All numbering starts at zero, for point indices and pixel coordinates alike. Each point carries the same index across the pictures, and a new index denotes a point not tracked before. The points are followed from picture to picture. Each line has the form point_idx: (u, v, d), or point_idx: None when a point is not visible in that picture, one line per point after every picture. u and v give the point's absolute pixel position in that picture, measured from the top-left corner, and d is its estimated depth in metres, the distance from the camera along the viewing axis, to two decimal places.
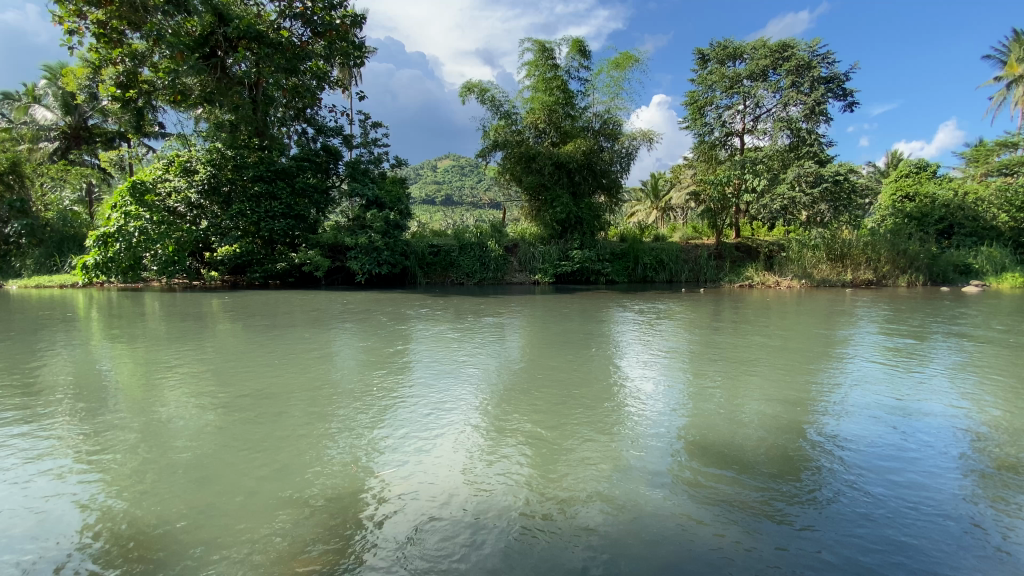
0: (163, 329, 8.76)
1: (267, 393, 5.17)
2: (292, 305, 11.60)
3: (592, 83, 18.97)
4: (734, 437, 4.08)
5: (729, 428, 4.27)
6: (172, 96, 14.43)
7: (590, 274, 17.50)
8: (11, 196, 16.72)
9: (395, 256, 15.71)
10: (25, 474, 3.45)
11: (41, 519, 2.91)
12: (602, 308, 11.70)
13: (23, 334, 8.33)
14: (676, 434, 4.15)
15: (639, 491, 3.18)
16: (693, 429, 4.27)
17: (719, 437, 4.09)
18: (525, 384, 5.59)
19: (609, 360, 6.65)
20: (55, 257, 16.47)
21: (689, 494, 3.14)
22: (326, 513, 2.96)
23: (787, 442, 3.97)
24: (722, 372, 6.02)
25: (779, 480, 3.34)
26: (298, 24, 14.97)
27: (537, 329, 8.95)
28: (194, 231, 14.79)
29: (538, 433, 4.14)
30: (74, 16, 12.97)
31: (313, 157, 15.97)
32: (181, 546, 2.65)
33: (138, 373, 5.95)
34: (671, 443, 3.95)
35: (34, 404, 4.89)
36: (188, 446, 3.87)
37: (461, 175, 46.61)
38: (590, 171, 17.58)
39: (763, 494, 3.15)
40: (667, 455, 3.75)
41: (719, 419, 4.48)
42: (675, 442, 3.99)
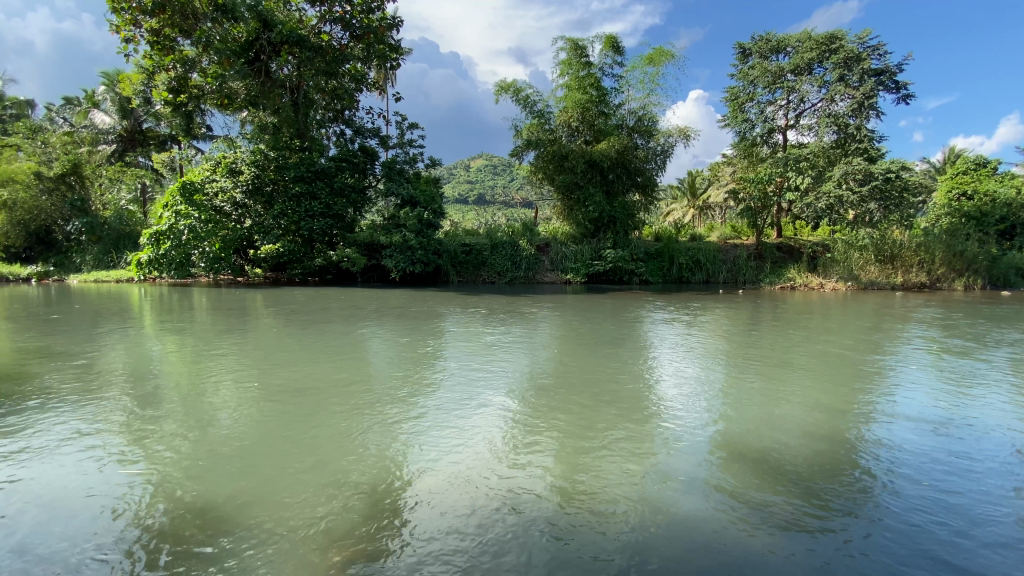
0: (207, 323, 9.14)
1: (307, 387, 5.32)
2: (331, 302, 11.91)
3: (627, 80, 18.67)
4: (772, 443, 3.95)
5: (767, 435, 4.11)
6: (220, 101, 15.02)
7: (623, 274, 17.26)
8: (74, 195, 17.95)
9: (427, 255, 15.87)
10: (85, 455, 3.67)
11: (100, 497, 3.10)
12: (633, 309, 11.54)
13: (83, 325, 8.89)
14: (711, 439, 4.06)
15: (671, 494, 3.14)
16: (732, 434, 4.15)
17: (758, 443, 3.98)
18: (557, 385, 5.51)
19: (644, 363, 6.49)
20: (112, 253, 17.46)
21: (727, 499, 3.07)
22: (362, 504, 3.03)
23: (826, 449, 3.84)
24: (760, 377, 5.85)
25: (819, 488, 3.22)
26: (337, 28, 15.39)
27: (569, 329, 8.90)
28: (238, 229, 15.44)
29: (569, 434, 4.11)
30: (130, 25, 13.67)
31: (351, 158, 16.29)
32: (227, 528, 2.77)
33: (181, 365, 6.23)
34: (705, 448, 3.86)
35: (96, 391, 5.22)
36: (232, 434, 4.04)
37: (494, 175, 46.78)
38: (625, 169, 17.33)
39: (803, 501, 3.04)
40: (705, 459, 3.67)
41: (758, 425, 4.34)
42: (709, 446, 3.90)
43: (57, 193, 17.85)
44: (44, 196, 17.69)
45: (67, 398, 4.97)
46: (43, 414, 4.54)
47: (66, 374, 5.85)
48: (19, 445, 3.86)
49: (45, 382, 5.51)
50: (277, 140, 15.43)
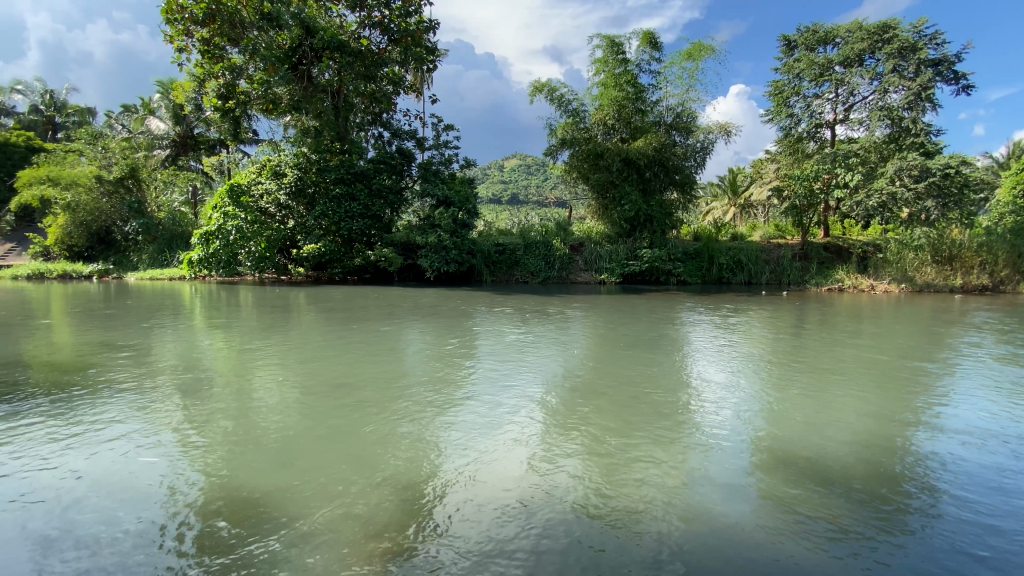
0: (252, 319, 9.53)
1: (345, 383, 5.46)
2: (368, 300, 12.19)
3: (665, 76, 18.28)
4: (818, 451, 3.79)
5: (813, 442, 3.94)
6: (265, 106, 15.56)
7: (660, 274, 16.89)
8: (132, 197, 19.06)
9: (462, 255, 15.99)
10: (141, 444, 3.88)
11: (155, 483, 3.26)
12: (671, 310, 11.30)
13: (138, 320, 9.43)
14: (752, 444, 3.93)
15: (710, 500, 3.06)
16: (777, 441, 3.98)
17: (803, 450, 3.82)
18: (592, 388, 5.40)
19: (682, 367, 6.32)
20: (165, 252, 18.43)
21: (770, 509, 2.95)
22: (399, 501, 3.05)
23: (878, 459, 3.66)
24: (805, 382, 5.62)
25: (870, 500, 3.07)
26: (376, 32, 15.76)
27: (603, 330, 8.79)
28: (282, 230, 16.01)
29: (603, 435, 4.06)
30: (182, 35, 14.37)
31: (389, 160, 16.59)
32: (271, 516, 2.88)
33: (227, 360, 6.48)
34: (746, 454, 3.74)
35: (150, 383, 5.51)
36: (275, 428, 4.18)
37: (528, 174, 46.80)
38: (663, 167, 16.96)
39: (856, 516, 2.88)
40: (748, 466, 3.53)
41: (805, 433, 4.14)
42: (750, 452, 3.78)
43: (116, 195, 18.95)
44: (105, 198, 18.87)
45: (124, 390, 5.26)
46: (103, 404, 4.81)
47: (123, 366, 6.21)
48: (80, 433, 4.08)
49: (105, 373, 5.86)
50: (319, 143, 15.98)
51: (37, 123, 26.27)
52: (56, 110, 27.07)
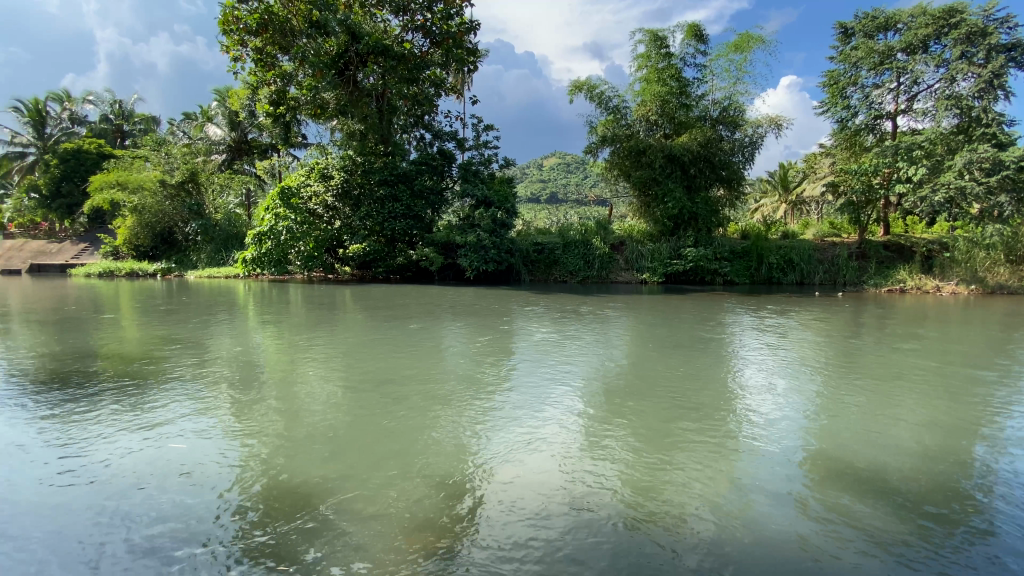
0: (301, 317, 9.93)
1: (387, 379, 5.62)
2: (409, 299, 12.45)
3: (711, 69, 17.74)
4: (873, 460, 3.61)
5: (867, 452, 3.75)
6: (313, 111, 16.16)
7: (705, 274, 16.39)
8: (192, 200, 20.23)
9: (501, 254, 16.07)
10: (200, 432, 4.12)
11: (213, 470, 3.47)
12: (716, 311, 10.97)
13: (198, 316, 10.00)
14: (801, 451, 3.77)
15: (754, 507, 2.98)
16: (827, 449, 3.81)
17: (856, 459, 3.64)
18: (631, 389, 5.33)
19: (727, 369, 6.13)
20: (222, 252, 19.46)
21: (820, 519, 2.83)
22: (438, 496, 3.10)
23: (939, 471, 3.45)
24: (860, 387, 5.35)
25: (931, 514, 2.90)
26: (419, 35, 16.11)
27: (645, 331, 8.65)
28: (329, 230, 16.58)
29: (643, 437, 4.01)
30: (238, 45, 15.07)
31: (430, 161, 16.87)
32: (318, 505, 3.00)
33: (277, 355, 6.79)
34: (794, 461, 3.59)
35: (208, 375, 5.83)
36: (321, 420, 4.36)
37: (567, 172, 46.51)
38: (709, 163, 16.48)
39: (915, 531, 2.72)
40: (796, 474, 3.40)
41: (858, 441, 3.94)
42: (798, 459, 3.64)
43: (178, 198, 20.14)
44: (168, 201, 20.07)
45: (185, 381, 5.58)
46: (166, 394, 5.13)
47: (185, 359, 6.62)
48: (146, 421, 4.37)
49: (167, 365, 6.26)
50: (364, 147, 16.49)
51: (108, 131, 28.21)
52: (124, 119, 28.99)
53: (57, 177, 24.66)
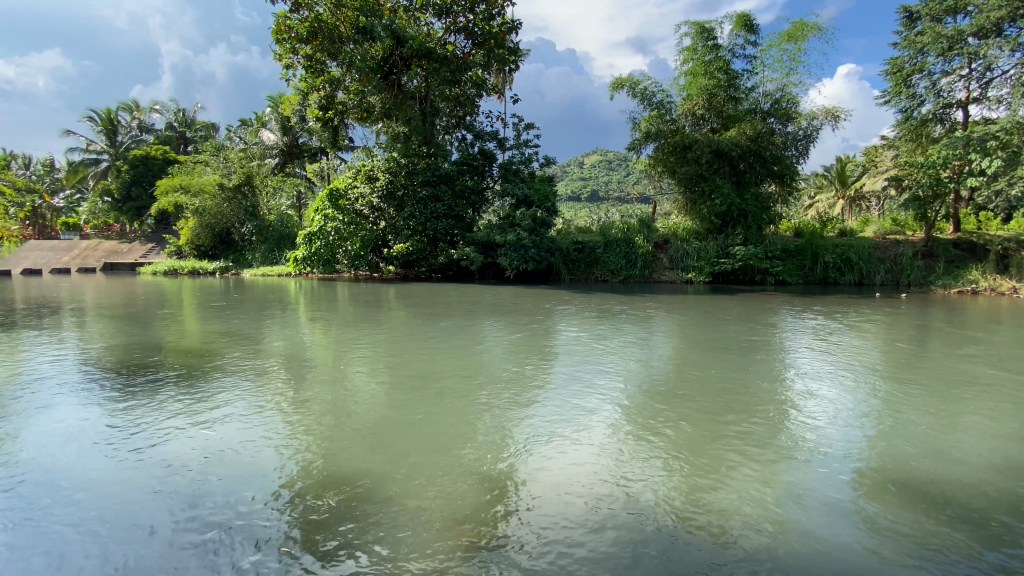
0: (348, 314, 10.26)
1: (429, 375, 5.74)
2: (451, 297, 12.64)
3: (761, 60, 17.03)
4: (940, 474, 3.37)
5: (934, 464, 3.51)
6: (360, 114, 16.64)
7: (755, 274, 15.76)
8: (248, 202, 21.29)
9: (541, 253, 16.03)
10: (255, 422, 4.32)
11: (265, 458, 3.63)
12: (766, 312, 10.55)
13: (253, 312, 10.51)
14: (860, 461, 3.57)
15: (808, 518, 2.85)
16: (891, 460, 3.58)
17: (922, 471, 3.42)
18: (675, 391, 5.18)
19: (780, 373, 5.86)
20: (275, 251, 20.40)
21: (880, 535, 2.68)
22: (480, 494, 3.11)
23: (1018, 488, 3.18)
24: (925, 395, 5.01)
25: (1007, 534, 2.68)
26: (461, 37, 16.27)
27: (689, 331, 8.43)
28: (374, 230, 17.03)
29: (688, 440, 3.90)
30: (290, 53, 15.69)
31: (472, 161, 17.07)
32: (364, 495, 3.10)
33: (325, 350, 7.05)
34: (851, 471, 3.41)
35: (262, 368, 6.12)
36: (367, 414, 4.49)
37: (609, 169, 45.90)
38: (759, 158, 15.82)
39: (988, 554, 2.53)
40: (855, 485, 3.21)
41: (925, 452, 3.68)
42: (856, 469, 3.45)
43: (235, 200, 21.22)
44: (226, 203, 21.19)
45: (241, 374, 5.87)
46: (223, 385, 5.41)
47: (242, 352, 6.99)
48: (205, 410, 4.62)
49: (226, 358, 6.62)
50: (407, 148, 16.76)
51: (172, 138, 30.03)
52: (187, 126, 30.79)
53: (127, 182, 26.48)
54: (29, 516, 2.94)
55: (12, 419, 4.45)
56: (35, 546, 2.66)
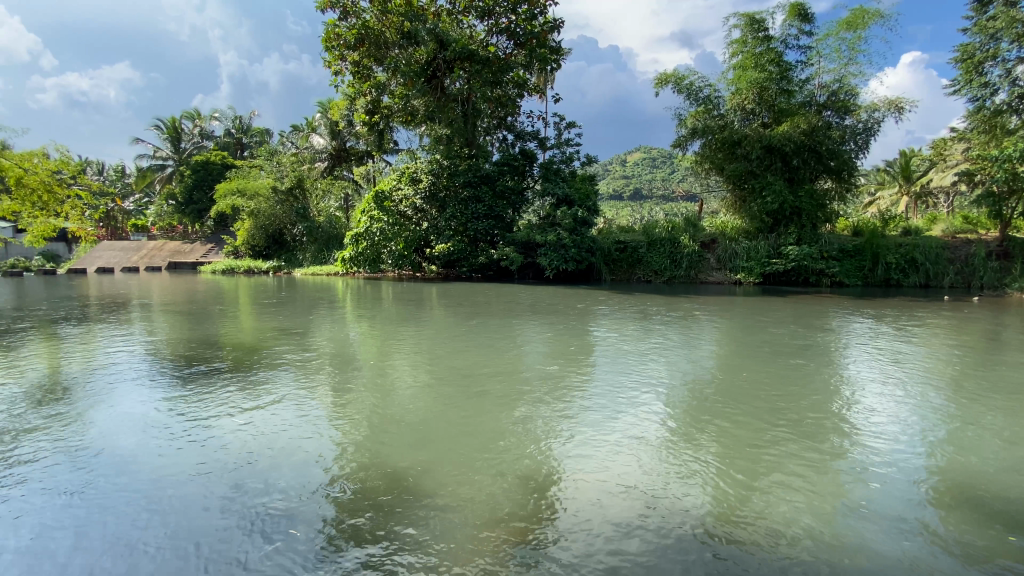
0: (392, 312, 10.49)
1: (470, 373, 5.79)
2: (491, 297, 12.70)
3: (817, 50, 16.21)
4: (1018, 494, 3.11)
5: (1010, 483, 3.24)
6: (404, 117, 17.01)
7: (809, 275, 15.00)
8: (299, 204, 22.20)
9: (581, 253, 15.89)
10: (304, 414, 4.49)
11: (313, 449, 3.75)
12: (820, 315, 10.03)
13: (302, 310, 10.93)
14: (925, 475, 3.34)
15: (867, 533, 2.68)
16: (956, 473, 3.36)
17: (998, 490, 3.15)
18: (722, 395, 5.01)
19: (834, 378, 5.59)
20: (324, 251, 21.18)
21: (948, 556, 2.49)
22: (520, 492, 3.12)
23: None
24: (999, 406, 4.63)
25: None
26: (503, 38, 16.34)
27: (736, 334, 8.12)
28: (417, 231, 17.35)
29: (736, 447, 3.75)
30: (338, 60, 16.23)
31: (512, 162, 17.15)
32: (406, 490, 3.15)
33: (370, 347, 7.25)
34: (915, 486, 3.19)
35: (310, 363, 6.36)
36: (410, 410, 4.58)
37: (652, 167, 44.94)
38: (814, 153, 15.01)
39: None
40: (917, 499, 3.03)
41: (995, 466, 3.44)
42: (921, 484, 3.22)
43: (287, 203, 22.15)
44: (279, 205, 22.14)
45: (292, 368, 6.13)
46: (275, 379, 5.66)
47: (292, 348, 7.27)
48: (258, 402, 4.85)
49: (277, 354, 6.91)
50: (450, 150, 16.92)
51: (230, 144, 31.71)
52: (243, 132, 32.42)
53: (190, 186, 28.13)
54: (99, 493, 3.16)
55: (88, 404, 4.82)
56: (104, 523, 2.84)
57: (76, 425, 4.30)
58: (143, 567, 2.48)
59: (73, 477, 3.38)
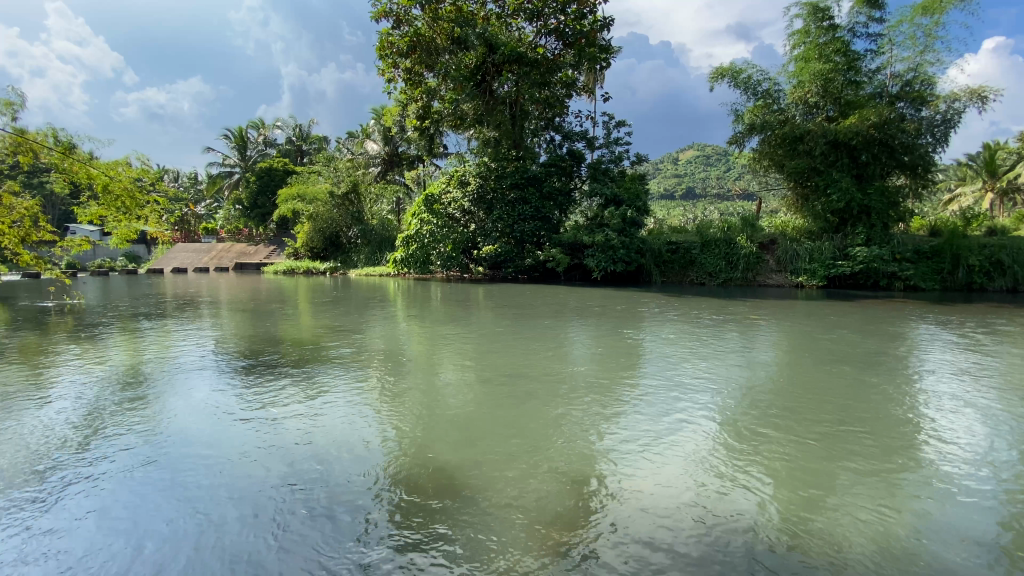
0: (441, 312, 10.68)
1: (517, 374, 5.81)
2: (538, 298, 12.68)
3: (889, 38, 15.14)
4: None
5: None
6: (454, 122, 17.30)
7: (880, 277, 14.03)
8: (354, 208, 23.05)
9: (631, 255, 15.58)
10: (357, 409, 4.65)
11: (365, 442, 3.88)
12: (891, 321, 9.35)
13: (356, 309, 11.35)
14: (1010, 496, 3.05)
15: (943, 555, 2.48)
16: None
17: None
18: (780, 404, 4.76)
19: (907, 390, 5.17)
20: (377, 253, 21.90)
21: None
22: (565, 497, 3.05)
23: None
24: None
25: None
26: (552, 39, 16.33)
27: (796, 340, 7.71)
28: (465, 232, 17.59)
29: (795, 458, 3.55)
30: (392, 67, 16.74)
31: (560, 162, 17.11)
32: (453, 486, 3.19)
33: (420, 346, 7.42)
34: (998, 507, 2.92)
35: (364, 360, 6.58)
36: (457, 408, 4.65)
37: (706, 166, 43.48)
38: (886, 147, 14.01)
39: None
40: (1001, 521, 2.78)
41: None
42: (1004, 504, 2.95)
43: (343, 206, 23.05)
44: (336, 209, 23.08)
45: (346, 365, 6.37)
46: (331, 374, 5.90)
47: (346, 345, 7.56)
48: (314, 395, 5.07)
49: (332, 350, 7.20)
50: (498, 153, 17.08)
51: (292, 152, 33.41)
52: (303, 140, 34.05)
53: (255, 191, 29.81)
54: (169, 472, 3.40)
55: (163, 392, 5.21)
56: (174, 502, 3.01)
57: (152, 411, 4.66)
58: (207, 543, 2.62)
59: (147, 457, 3.65)
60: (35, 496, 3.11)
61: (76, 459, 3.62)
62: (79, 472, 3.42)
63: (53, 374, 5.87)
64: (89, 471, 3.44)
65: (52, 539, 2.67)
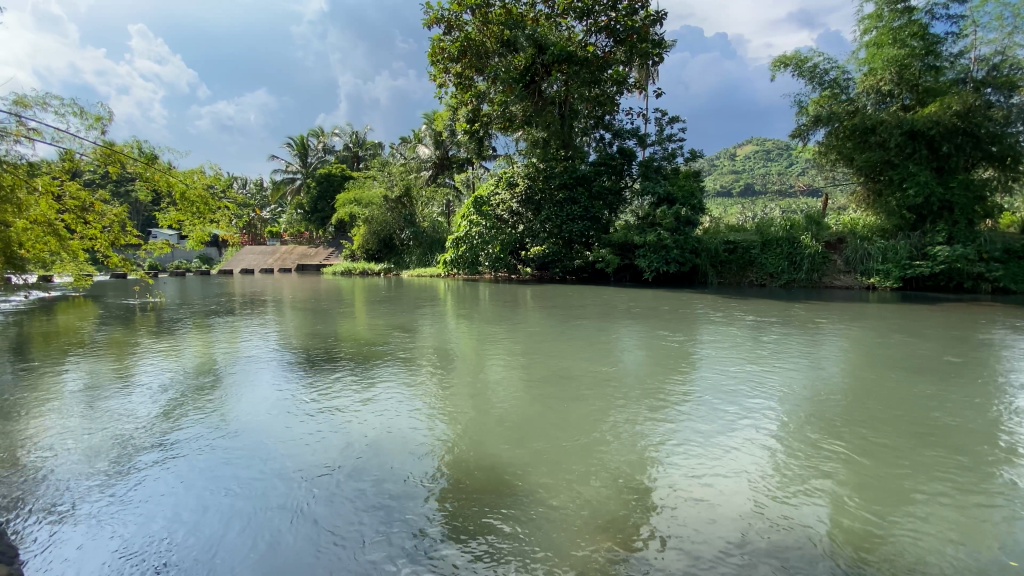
0: (489, 313, 10.78)
1: (565, 376, 5.76)
2: (587, 299, 12.53)
3: (974, 18, 13.89)
4: None
5: None
6: (502, 124, 17.18)
7: (964, 278, 12.90)
8: (407, 211, 23.68)
9: (684, 255, 15.13)
10: (410, 406, 4.73)
11: (417, 440, 3.93)
12: (975, 326, 8.56)
13: (407, 308, 11.66)
14: None
15: None
16: None
17: None
18: (848, 413, 4.45)
19: (995, 402, 4.69)
20: (429, 254, 22.56)
21: None
22: (614, 503, 2.98)
23: None
24: None
25: None
26: (602, 37, 16.17)
27: (866, 346, 7.20)
28: (513, 233, 17.66)
29: (866, 472, 3.29)
30: (443, 73, 17.00)
31: (610, 161, 16.86)
32: (501, 488, 3.18)
33: (468, 345, 7.52)
34: None
35: (415, 359, 6.72)
36: (507, 409, 4.65)
37: (766, 161, 41.53)
38: (970, 137, 12.88)
39: None
40: None
41: None
42: None
43: (396, 209, 23.73)
44: (389, 212, 23.79)
45: (397, 363, 6.52)
46: (384, 372, 6.04)
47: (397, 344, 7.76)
48: (369, 393, 5.19)
49: (385, 349, 7.41)
50: (547, 153, 17.05)
51: (349, 158, 34.81)
52: (360, 146, 35.34)
53: (315, 196, 31.26)
54: (237, 461, 3.57)
55: (231, 385, 5.51)
56: (240, 491, 3.15)
57: (221, 403, 4.93)
58: (273, 532, 2.72)
59: (216, 446, 3.85)
60: (118, 479, 3.33)
61: (153, 446, 3.87)
62: (155, 458, 3.65)
63: (137, 365, 6.39)
64: (165, 457, 3.66)
65: (132, 525, 2.81)
